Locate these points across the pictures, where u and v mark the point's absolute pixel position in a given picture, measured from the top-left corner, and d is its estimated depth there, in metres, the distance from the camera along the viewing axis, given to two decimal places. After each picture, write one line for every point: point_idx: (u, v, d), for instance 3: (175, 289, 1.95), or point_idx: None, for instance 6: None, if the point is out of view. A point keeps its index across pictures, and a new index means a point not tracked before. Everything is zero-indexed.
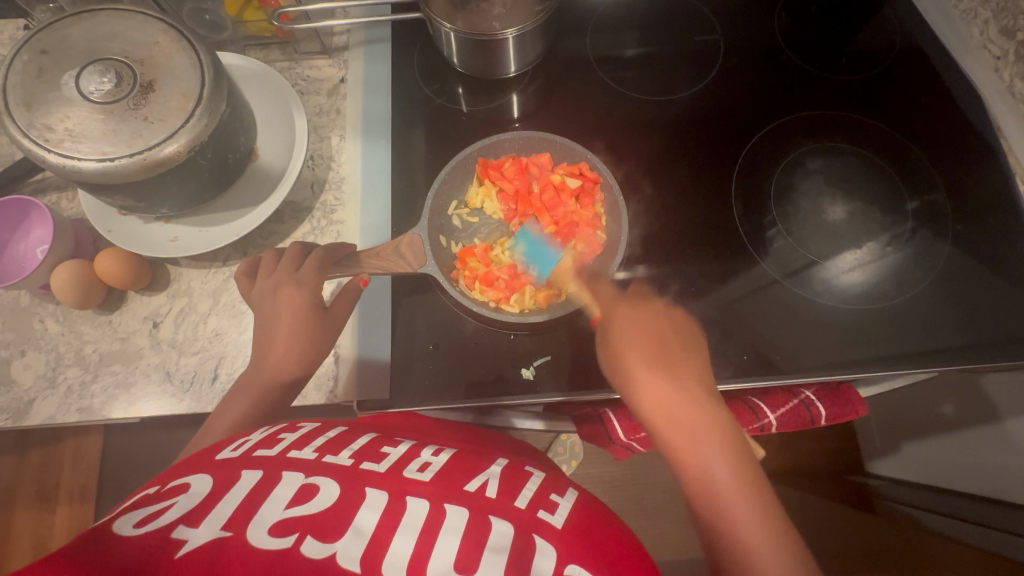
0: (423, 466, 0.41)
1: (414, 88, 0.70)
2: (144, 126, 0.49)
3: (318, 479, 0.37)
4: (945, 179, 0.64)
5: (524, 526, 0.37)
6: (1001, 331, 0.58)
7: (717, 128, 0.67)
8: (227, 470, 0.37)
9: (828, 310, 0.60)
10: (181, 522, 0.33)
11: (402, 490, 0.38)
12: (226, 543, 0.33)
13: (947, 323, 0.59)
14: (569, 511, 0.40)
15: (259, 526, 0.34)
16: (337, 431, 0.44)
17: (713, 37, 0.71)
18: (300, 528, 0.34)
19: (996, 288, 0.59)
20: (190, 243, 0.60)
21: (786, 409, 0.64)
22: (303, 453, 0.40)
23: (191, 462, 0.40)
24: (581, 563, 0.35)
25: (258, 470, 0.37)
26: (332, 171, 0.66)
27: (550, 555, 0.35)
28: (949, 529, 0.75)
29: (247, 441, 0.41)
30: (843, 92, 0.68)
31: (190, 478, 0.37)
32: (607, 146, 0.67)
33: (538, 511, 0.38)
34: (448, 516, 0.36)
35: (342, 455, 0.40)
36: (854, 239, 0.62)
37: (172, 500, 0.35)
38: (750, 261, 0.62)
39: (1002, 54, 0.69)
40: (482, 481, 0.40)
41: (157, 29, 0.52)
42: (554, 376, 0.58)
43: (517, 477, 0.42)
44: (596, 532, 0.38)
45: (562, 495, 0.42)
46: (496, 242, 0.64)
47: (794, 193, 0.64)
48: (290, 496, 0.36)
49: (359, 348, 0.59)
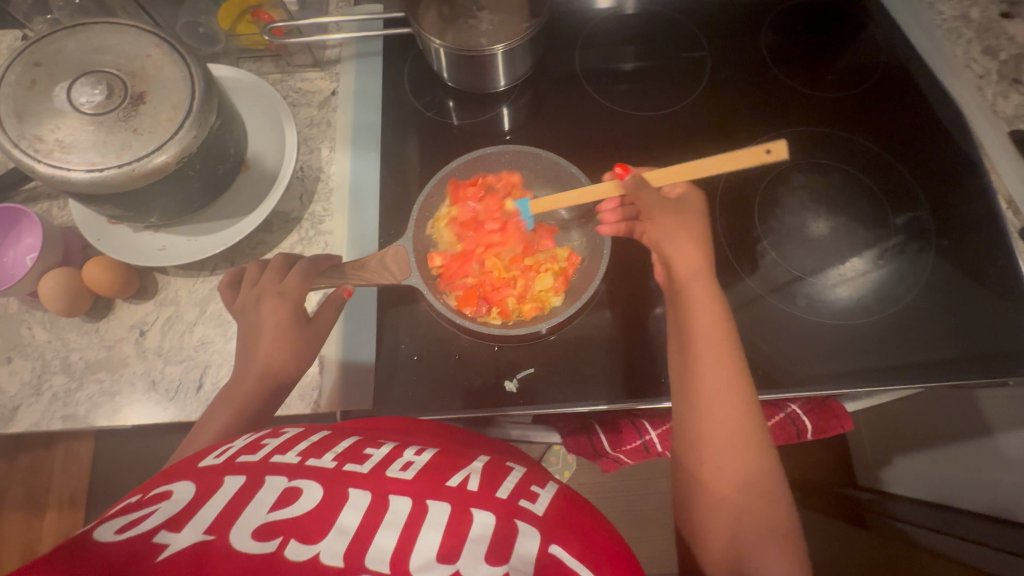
0: (406, 464, 0.41)
1: (405, 102, 0.71)
2: (133, 137, 0.50)
3: (301, 481, 0.37)
4: (928, 195, 0.64)
5: (505, 514, 0.37)
6: (991, 345, 0.58)
7: (703, 143, 0.68)
8: (210, 476, 0.37)
9: (811, 325, 0.60)
10: (163, 527, 0.34)
11: (385, 489, 0.38)
12: (208, 546, 0.33)
13: (935, 339, 0.59)
14: (550, 502, 0.40)
15: (242, 530, 0.34)
16: (321, 434, 0.44)
17: (700, 53, 0.72)
18: (283, 531, 0.34)
19: (980, 301, 0.60)
20: (178, 253, 0.60)
21: (771, 423, 0.65)
22: (286, 457, 0.40)
23: (175, 470, 0.40)
24: (564, 544, 0.36)
25: (241, 476, 0.37)
26: (321, 182, 0.67)
27: (534, 536, 0.36)
28: (944, 546, 0.76)
29: (229, 448, 0.42)
30: (828, 109, 0.69)
31: (173, 486, 0.38)
32: (594, 160, 0.68)
33: (520, 501, 0.39)
34: (430, 512, 0.37)
35: (325, 457, 0.40)
36: (838, 254, 0.62)
37: (155, 506, 0.35)
38: (735, 275, 0.62)
39: (985, 73, 0.69)
40: (464, 476, 0.40)
41: (149, 42, 0.53)
42: (540, 387, 0.58)
43: (500, 471, 0.43)
44: (579, 524, 0.39)
45: (543, 487, 0.42)
46: (475, 255, 0.63)
47: (779, 208, 0.65)
48: (273, 500, 0.36)
49: (343, 352, 0.60)
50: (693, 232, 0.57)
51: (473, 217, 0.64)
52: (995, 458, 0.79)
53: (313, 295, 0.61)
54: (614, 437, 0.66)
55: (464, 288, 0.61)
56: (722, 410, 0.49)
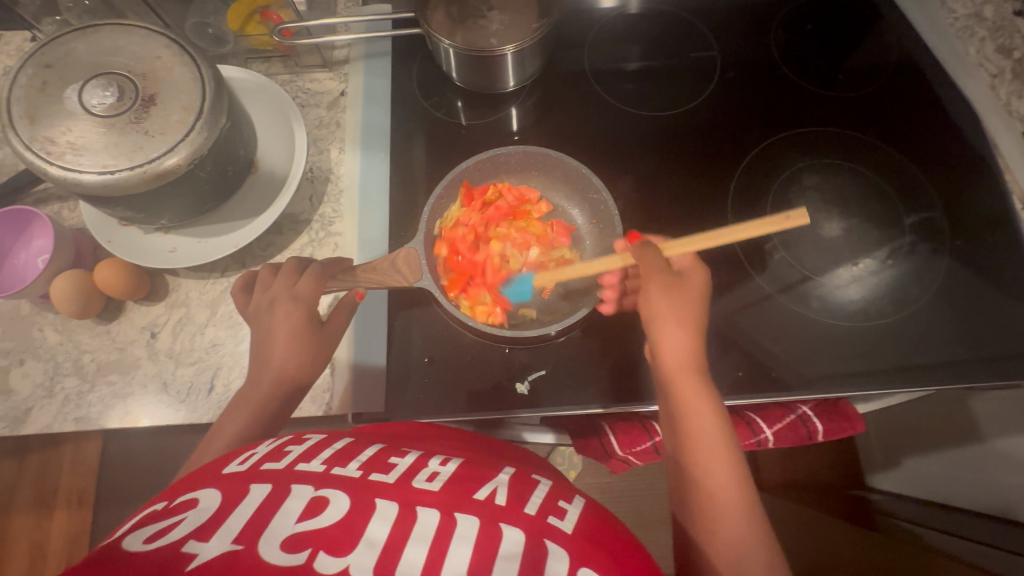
0: (432, 476, 0.41)
1: (413, 103, 0.70)
2: (145, 140, 0.50)
3: (328, 491, 0.38)
4: (943, 196, 0.64)
5: (534, 531, 0.37)
6: (1008, 348, 0.57)
7: (713, 143, 0.68)
8: (236, 484, 0.38)
9: (825, 327, 0.60)
10: (192, 536, 0.34)
11: (412, 500, 0.38)
12: (237, 555, 0.33)
13: (953, 342, 0.58)
14: (578, 518, 0.40)
15: (271, 540, 0.34)
16: (344, 442, 0.45)
17: (711, 52, 0.72)
18: (312, 542, 0.34)
19: (998, 304, 0.59)
20: (188, 255, 0.60)
21: (782, 425, 0.65)
22: (311, 466, 0.40)
23: (198, 477, 0.40)
24: (593, 567, 0.36)
25: (267, 484, 0.38)
26: (330, 183, 0.67)
27: (563, 557, 0.36)
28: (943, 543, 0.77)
29: (253, 454, 0.42)
30: (841, 109, 0.68)
31: (199, 493, 0.38)
32: (604, 161, 0.68)
33: (548, 517, 0.39)
34: (459, 524, 0.37)
35: (351, 467, 0.41)
36: (851, 255, 0.62)
37: (182, 515, 0.36)
38: (747, 277, 0.62)
39: (999, 72, 0.68)
40: (491, 489, 0.40)
41: (160, 43, 0.53)
42: (550, 389, 0.58)
43: (525, 485, 0.43)
44: (604, 538, 0.39)
45: (570, 502, 0.42)
46: (490, 256, 0.63)
47: (792, 210, 0.64)
48: (300, 509, 0.36)
49: (354, 354, 0.59)
50: (696, 310, 0.53)
51: (489, 219, 0.65)
52: (1007, 460, 0.79)
53: (325, 298, 0.61)
54: (625, 438, 0.65)
55: (474, 287, 0.62)
56: (713, 455, 0.49)
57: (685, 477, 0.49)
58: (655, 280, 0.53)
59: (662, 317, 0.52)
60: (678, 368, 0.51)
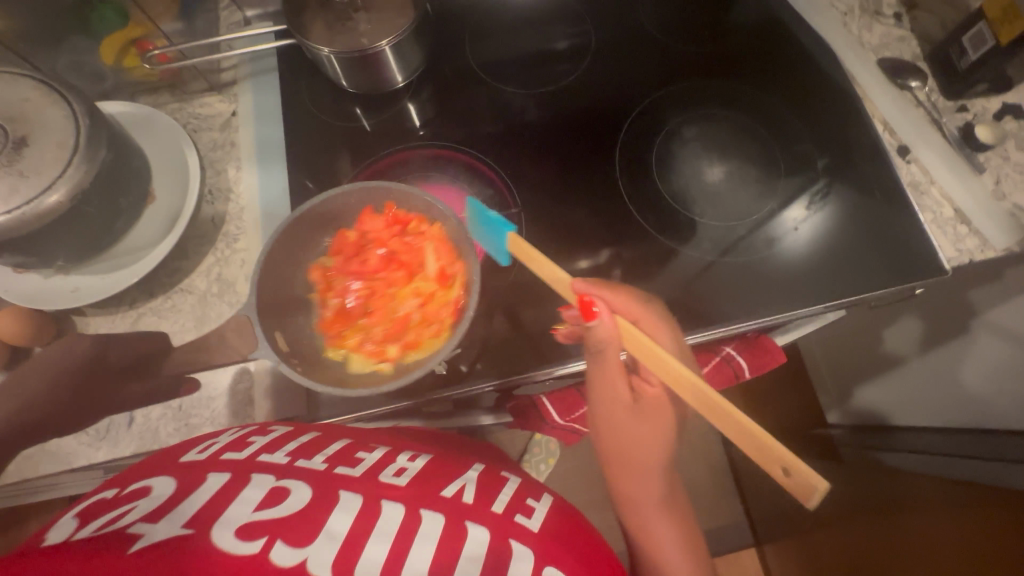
0: (399, 470, 0.44)
1: (306, 112, 0.71)
2: (20, 181, 0.49)
3: (289, 483, 0.40)
4: (810, 130, 0.68)
5: (499, 531, 0.40)
6: (913, 258, 0.60)
7: (596, 112, 0.71)
8: (191, 474, 0.41)
9: (726, 271, 0.63)
10: (140, 520, 0.36)
11: (379, 495, 0.41)
12: (187, 539, 0.35)
13: (864, 265, 0.61)
14: (545, 515, 0.44)
15: (225, 527, 0.36)
16: (310, 435, 0.48)
17: (583, 27, 0.75)
18: (268, 532, 0.36)
19: (899, 214, 0.62)
20: (92, 291, 0.60)
21: (709, 368, 0.69)
22: (275, 457, 0.43)
23: (153, 465, 0.43)
24: (555, 564, 0.39)
25: (225, 473, 0.41)
26: (230, 203, 0.68)
27: (526, 557, 0.39)
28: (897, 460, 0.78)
29: (213, 443, 0.46)
30: (710, 64, 0.72)
31: (151, 482, 0.40)
32: (499, 143, 0.70)
33: (515, 516, 0.42)
34: (424, 522, 0.40)
35: (316, 459, 0.44)
36: (734, 197, 0.65)
37: (132, 504, 0.38)
38: (647, 233, 0.65)
39: (849, 10, 0.73)
40: (458, 487, 0.45)
41: (26, 85, 0.53)
42: (464, 366, 0.59)
43: (493, 483, 0.47)
44: (565, 532, 0.43)
45: (537, 500, 0.47)
46: (367, 302, 0.61)
47: (675, 161, 0.67)
48: (259, 499, 0.39)
49: (275, 363, 0.60)
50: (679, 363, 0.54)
51: (376, 254, 0.62)
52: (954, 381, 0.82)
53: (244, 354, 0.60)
54: (562, 406, 0.69)
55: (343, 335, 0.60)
56: (647, 481, 0.56)
57: (622, 503, 0.58)
58: (616, 400, 0.54)
59: (607, 388, 0.54)
60: (623, 415, 0.55)
